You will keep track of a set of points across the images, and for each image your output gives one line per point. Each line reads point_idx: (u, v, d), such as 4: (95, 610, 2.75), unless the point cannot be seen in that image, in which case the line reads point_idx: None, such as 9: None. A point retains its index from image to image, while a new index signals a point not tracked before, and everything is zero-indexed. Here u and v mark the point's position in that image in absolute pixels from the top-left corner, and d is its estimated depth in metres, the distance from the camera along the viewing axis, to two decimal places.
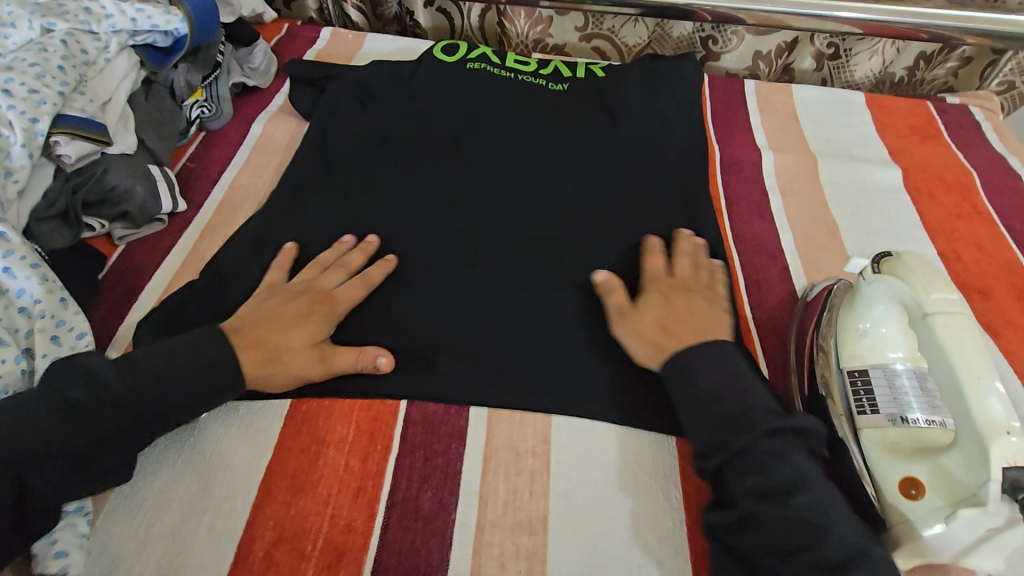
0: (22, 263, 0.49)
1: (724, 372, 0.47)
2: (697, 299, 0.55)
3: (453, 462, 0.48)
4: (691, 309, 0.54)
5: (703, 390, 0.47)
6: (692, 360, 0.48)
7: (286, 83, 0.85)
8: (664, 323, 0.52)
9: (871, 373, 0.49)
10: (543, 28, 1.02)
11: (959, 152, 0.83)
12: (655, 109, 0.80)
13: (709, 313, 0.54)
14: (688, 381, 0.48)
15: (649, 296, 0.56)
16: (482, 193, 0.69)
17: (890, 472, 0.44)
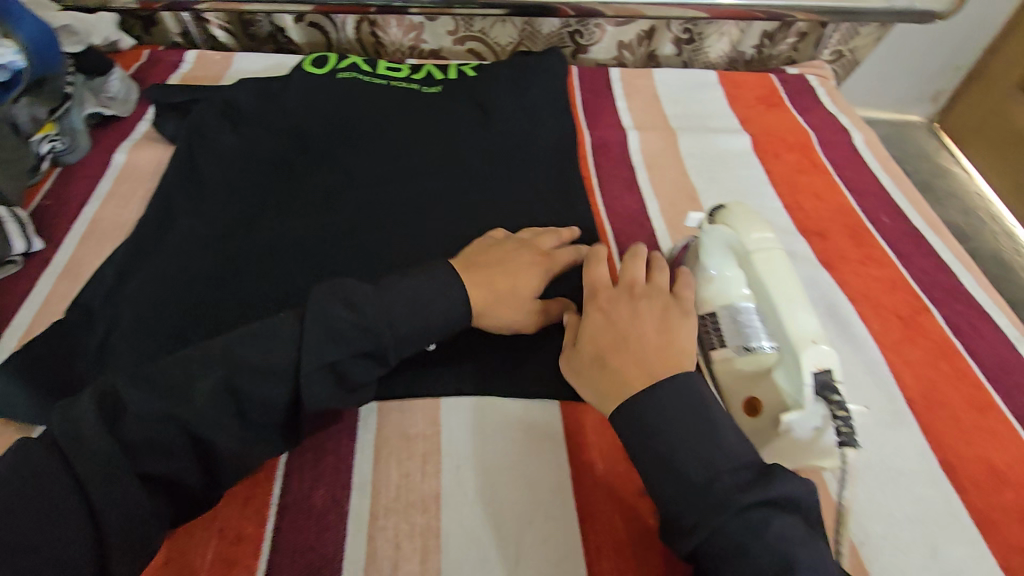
0: None
1: (682, 412, 0.43)
2: (639, 320, 0.48)
3: (344, 457, 0.49)
4: (642, 337, 0.47)
5: (659, 443, 0.42)
6: (644, 410, 0.43)
7: (151, 109, 0.82)
8: (616, 362, 0.46)
9: (719, 314, 0.52)
10: (416, 34, 1.04)
11: (798, 115, 0.93)
12: (524, 103, 0.85)
13: (664, 334, 0.47)
14: (647, 436, 0.43)
15: (590, 331, 0.49)
16: (359, 200, 0.71)
17: (737, 396, 0.50)
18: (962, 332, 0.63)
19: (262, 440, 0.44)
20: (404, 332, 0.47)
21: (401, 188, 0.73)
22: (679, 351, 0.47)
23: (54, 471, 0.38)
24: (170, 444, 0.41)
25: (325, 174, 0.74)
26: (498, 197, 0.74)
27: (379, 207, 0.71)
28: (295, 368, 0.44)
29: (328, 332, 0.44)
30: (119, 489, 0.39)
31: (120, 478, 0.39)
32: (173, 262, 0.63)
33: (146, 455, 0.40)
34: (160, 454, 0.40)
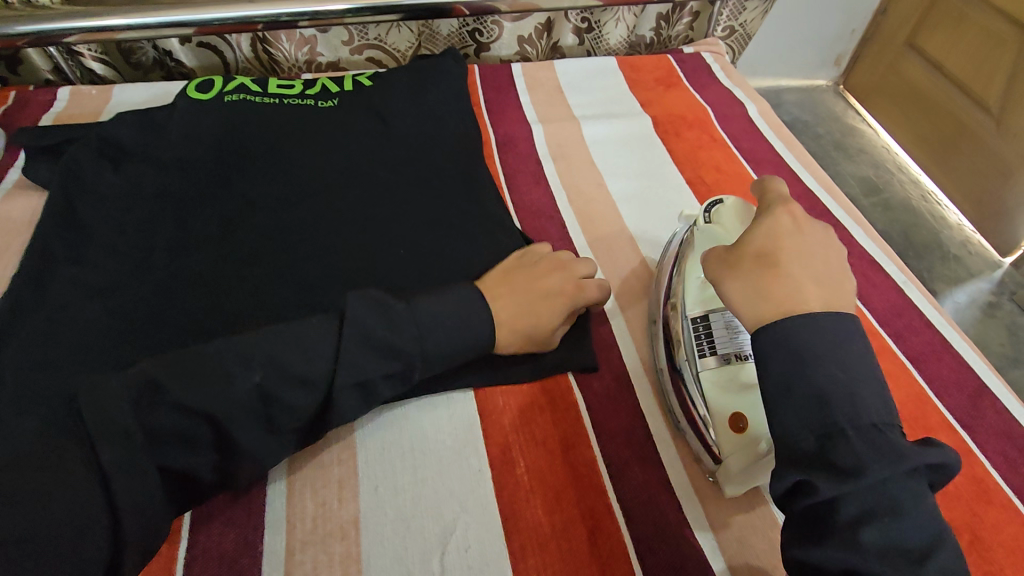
0: None
1: (837, 344, 0.39)
2: (802, 241, 0.44)
3: (255, 496, 0.47)
4: (808, 260, 0.43)
5: (827, 377, 0.38)
6: (798, 329, 0.40)
7: (22, 155, 0.77)
8: (780, 279, 0.42)
9: (710, 318, 0.52)
10: (311, 48, 1.02)
11: (695, 93, 0.96)
12: (425, 108, 0.84)
13: (824, 261, 0.44)
14: (802, 358, 0.39)
15: (761, 239, 0.45)
16: (261, 226, 0.69)
17: (727, 407, 0.49)
18: (856, 282, 0.66)
19: (280, 443, 0.44)
20: (431, 351, 0.49)
21: (303, 207, 0.71)
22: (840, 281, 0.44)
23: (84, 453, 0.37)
24: (195, 440, 0.40)
25: (220, 202, 0.71)
26: (405, 207, 0.73)
27: (284, 228, 0.69)
28: (327, 385, 0.45)
29: (365, 344, 0.45)
30: (144, 478, 0.38)
31: (148, 468, 0.38)
32: (57, 317, 0.59)
33: (174, 448, 0.40)
34: (184, 445, 0.40)
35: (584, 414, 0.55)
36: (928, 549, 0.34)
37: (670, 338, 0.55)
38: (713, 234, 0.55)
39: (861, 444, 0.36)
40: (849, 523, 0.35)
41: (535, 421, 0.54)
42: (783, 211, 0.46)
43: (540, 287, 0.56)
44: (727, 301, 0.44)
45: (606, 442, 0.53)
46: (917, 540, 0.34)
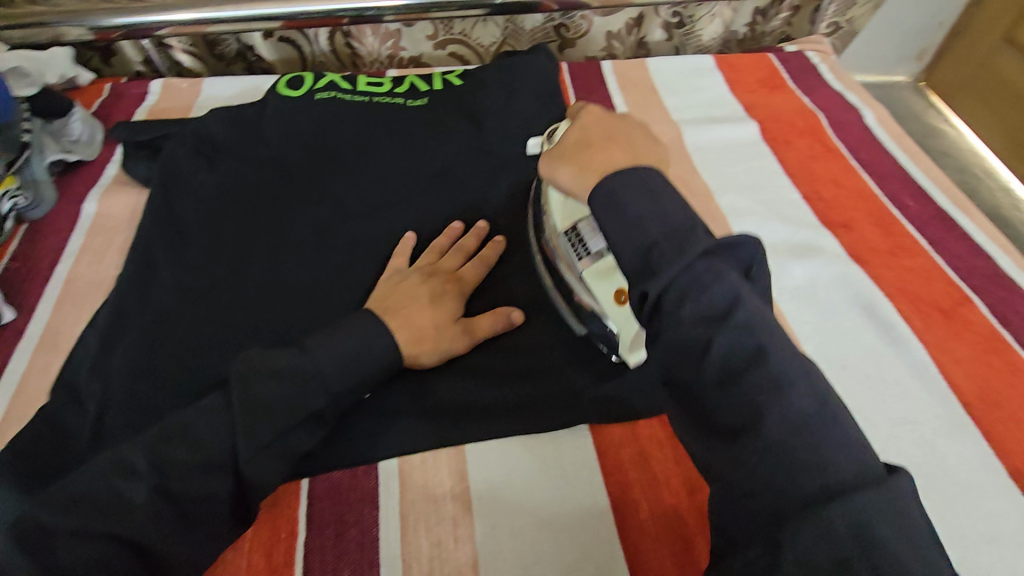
0: None
1: (643, 190, 0.43)
2: (602, 127, 0.52)
3: (368, 530, 0.45)
4: (609, 138, 0.50)
5: (638, 216, 0.42)
6: (619, 182, 0.44)
7: (119, 150, 0.77)
8: (591, 153, 0.49)
9: (579, 227, 0.54)
10: (394, 42, 0.99)
11: (804, 96, 0.88)
12: (517, 108, 0.79)
13: (618, 134, 0.51)
14: (619, 207, 0.43)
15: (571, 138, 0.52)
16: (354, 231, 0.67)
17: (606, 291, 0.52)
18: (1008, 321, 0.60)
19: (214, 537, 0.41)
20: (347, 398, 0.47)
21: (395, 213, 0.69)
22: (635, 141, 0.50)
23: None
24: (109, 559, 0.37)
25: (313, 205, 0.68)
26: (499, 214, 0.69)
27: (376, 234, 0.66)
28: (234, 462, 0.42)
29: (253, 410, 0.42)
30: None
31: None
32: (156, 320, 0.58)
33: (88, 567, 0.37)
34: (95, 568, 0.37)
35: None
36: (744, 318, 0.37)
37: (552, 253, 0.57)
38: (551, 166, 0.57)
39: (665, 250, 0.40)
40: (673, 311, 0.38)
41: (656, 460, 0.50)
42: (586, 115, 0.53)
43: (426, 296, 0.53)
44: (565, 187, 0.51)
45: None
46: (721, 305, 0.37)
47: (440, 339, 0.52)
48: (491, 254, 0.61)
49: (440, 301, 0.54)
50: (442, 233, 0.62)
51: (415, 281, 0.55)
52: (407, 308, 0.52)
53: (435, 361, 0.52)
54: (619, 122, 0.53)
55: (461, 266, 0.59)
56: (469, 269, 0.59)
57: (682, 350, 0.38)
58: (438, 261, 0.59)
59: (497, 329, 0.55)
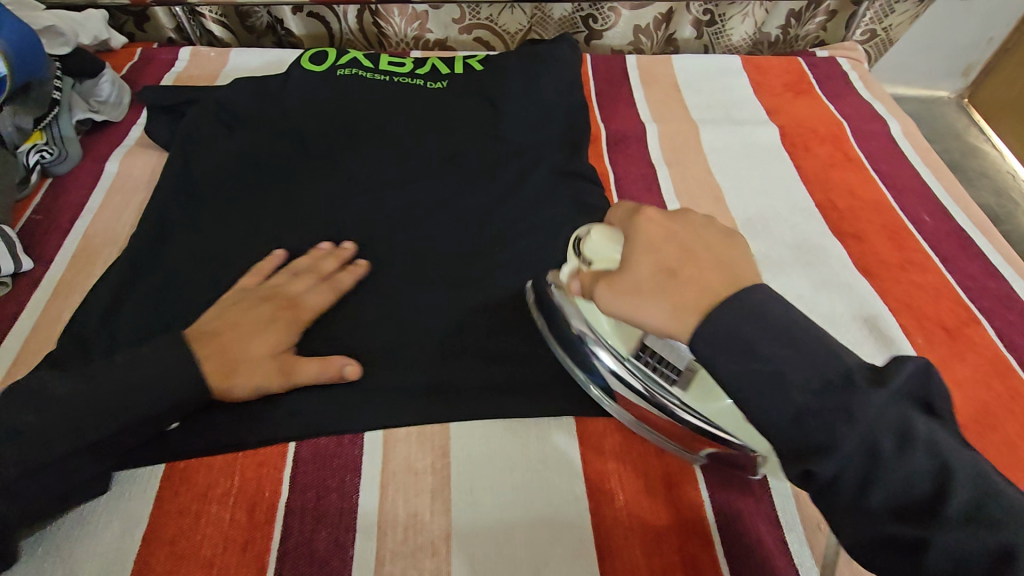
0: None
1: (754, 322, 0.35)
2: (668, 235, 0.40)
3: (348, 495, 0.46)
4: (704, 261, 0.38)
5: (766, 351, 0.34)
6: (718, 328, 0.35)
7: (144, 113, 0.79)
8: (688, 280, 0.37)
9: (645, 346, 0.47)
10: (421, 24, 0.99)
11: (829, 103, 0.86)
12: (535, 96, 0.79)
13: (717, 255, 0.39)
14: (747, 349, 0.34)
15: (649, 265, 0.39)
16: (362, 207, 0.67)
17: (713, 417, 0.45)
18: (1016, 345, 0.58)
19: None
20: None
21: (405, 192, 0.69)
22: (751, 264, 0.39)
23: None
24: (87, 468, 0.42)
25: (324, 179, 0.69)
26: (507, 199, 0.69)
27: (383, 212, 0.67)
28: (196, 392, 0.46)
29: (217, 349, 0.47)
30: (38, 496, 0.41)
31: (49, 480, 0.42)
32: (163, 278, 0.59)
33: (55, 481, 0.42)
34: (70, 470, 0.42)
35: (690, 450, 0.50)
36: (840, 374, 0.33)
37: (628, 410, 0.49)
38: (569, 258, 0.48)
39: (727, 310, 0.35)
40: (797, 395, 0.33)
41: (637, 451, 0.50)
42: (641, 218, 0.42)
43: (243, 326, 0.50)
44: (654, 324, 0.38)
45: (714, 485, 0.48)
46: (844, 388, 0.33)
47: (252, 372, 0.48)
48: (344, 282, 0.57)
49: (269, 333, 0.50)
50: (306, 255, 0.59)
51: (244, 308, 0.52)
52: (224, 339, 0.48)
53: (258, 392, 0.48)
54: (722, 243, 0.40)
55: (309, 292, 0.55)
56: (310, 298, 0.55)
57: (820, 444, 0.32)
58: (286, 284, 0.55)
59: (324, 377, 0.50)
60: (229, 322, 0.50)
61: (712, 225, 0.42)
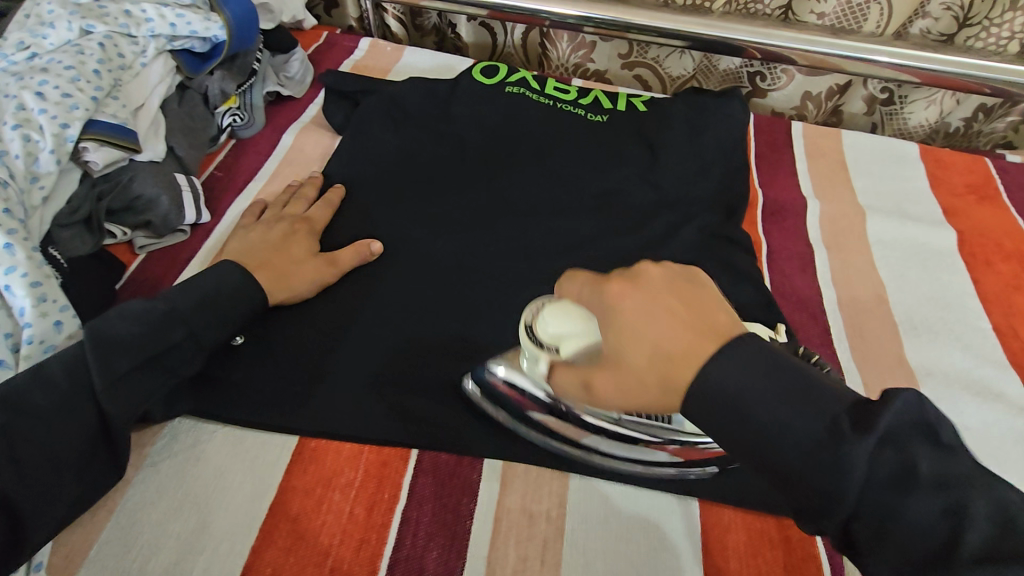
0: (22, 281, 0.48)
1: (778, 382, 0.35)
2: (641, 307, 0.39)
3: (462, 520, 0.46)
4: (688, 329, 0.37)
5: (765, 419, 0.35)
6: (721, 383, 0.36)
7: (322, 94, 0.84)
8: (686, 360, 0.37)
9: None
10: (585, 53, 1.00)
11: (1018, 215, 0.78)
12: (698, 147, 0.76)
13: (690, 312, 0.38)
14: (741, 416, 0.35)
15: (639, 351, 0.38)
16: (510, 226, 0.68)
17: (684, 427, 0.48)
18: None
19: None
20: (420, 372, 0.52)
21: (553, 221, 0.69)
22: (716, 300, 0.40)
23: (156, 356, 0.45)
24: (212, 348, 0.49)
25: (478, 192, 0.70)
26: (656, 248, 0.67)
27: (529, 236, 0.67)
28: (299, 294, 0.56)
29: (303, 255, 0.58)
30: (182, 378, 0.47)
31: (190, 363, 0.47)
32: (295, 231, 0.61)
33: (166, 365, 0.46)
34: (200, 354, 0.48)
35: (821, 572, 0.45)
36: (984, 540, 0.30)
37: (587, 445, 0.49)
38: (526, 347, 0.47)
39: (823, 464, 0.33)
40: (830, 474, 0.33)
41: (761, 556, 0.46)
42: (608, 295, 0.40)
43: (271, 241, 0.59)
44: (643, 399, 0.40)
45: None
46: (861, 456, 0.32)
47: (303, 274, 0.56)
48: (334, 197, 0.67)
49: (294, 240, 0.60)
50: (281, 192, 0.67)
51: (263, 232, 0.61)
52: (266, 256, 0.57)
53: (309, 291, 0.56)
54: (687, 289, 0.40)
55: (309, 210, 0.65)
56: (315, 211, 0.65)
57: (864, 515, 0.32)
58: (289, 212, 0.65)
59: (358, 260, 0.60)
60: (254, 249, 0.58)
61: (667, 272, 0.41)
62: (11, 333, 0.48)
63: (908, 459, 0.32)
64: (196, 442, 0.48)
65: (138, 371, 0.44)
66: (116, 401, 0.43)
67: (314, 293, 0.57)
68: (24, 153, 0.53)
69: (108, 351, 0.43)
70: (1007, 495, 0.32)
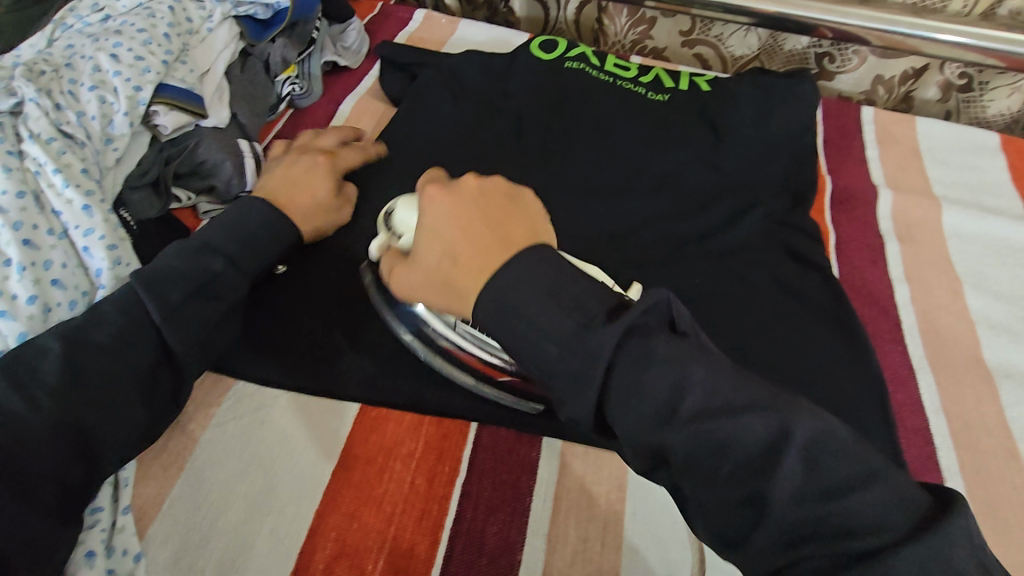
0: (100, 243, 0.49)
1: (540, 284, 0.39)
2: (444, 208, 0.44)
3: (522, 497, 0.46)
4: (477, 234, 0.42)
5: (535, 317, 0.38)
6: (505, 288, 0.39)
7: (377, 65, 0.83)
8: (465, 264, 0.42)
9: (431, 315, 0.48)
10: (644, 29, 0.96)
11: None
12: (765, 129, 0.73)
13: (489, 220, 0.43)
14: (512, 313, 0.39)
15: (432, 246, 0.43)
16: (568, 205, 0.66)
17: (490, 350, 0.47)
18: None
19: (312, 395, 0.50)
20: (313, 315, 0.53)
21: (612, 202, 0.67)
22: (523, 211, 0.45)
23: (201, 280, 0.46)
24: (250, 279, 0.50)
25: (535, 169, 0.69)
26: (718, 232, 0.65)
27: (586, 216, 0.65)
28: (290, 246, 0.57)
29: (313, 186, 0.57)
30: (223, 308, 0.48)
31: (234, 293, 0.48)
32: (355, 202, 0.61)
33: (212, 291, 0.47)
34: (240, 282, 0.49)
35: None
36: (696, 406, 0.35)
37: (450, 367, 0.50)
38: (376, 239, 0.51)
39: (636, 399, 0.36)
40: (634, 397, 0.36)
41: None
42: (424, 193, 0.45)
43: (282, 168, 0.57)
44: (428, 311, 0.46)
45: None
46: (663, 391, 0.36)
47: (321, 208, 0.56)
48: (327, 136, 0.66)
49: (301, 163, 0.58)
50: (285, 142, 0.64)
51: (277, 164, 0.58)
52: (275, 191, 0.55)
53: (321, 224, 0.56)
54: (501, 207, 0.45)
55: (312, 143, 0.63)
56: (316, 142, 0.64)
57: (660, 436, 0.36)
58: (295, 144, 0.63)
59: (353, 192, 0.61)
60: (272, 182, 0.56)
61: (485, 188, 0.45)
62: (88, 292, 0.49)
63: (648, 345, 0.37)
64: (261, 405, 0.49)
65: (177, 291, 0.45)
66: (172, 330, 0.44)
67: (328, 227, 0.57)
68: (99, 114, 0.54)
69: (158, 284, 0.44)
70: (719, 368, 0.37)
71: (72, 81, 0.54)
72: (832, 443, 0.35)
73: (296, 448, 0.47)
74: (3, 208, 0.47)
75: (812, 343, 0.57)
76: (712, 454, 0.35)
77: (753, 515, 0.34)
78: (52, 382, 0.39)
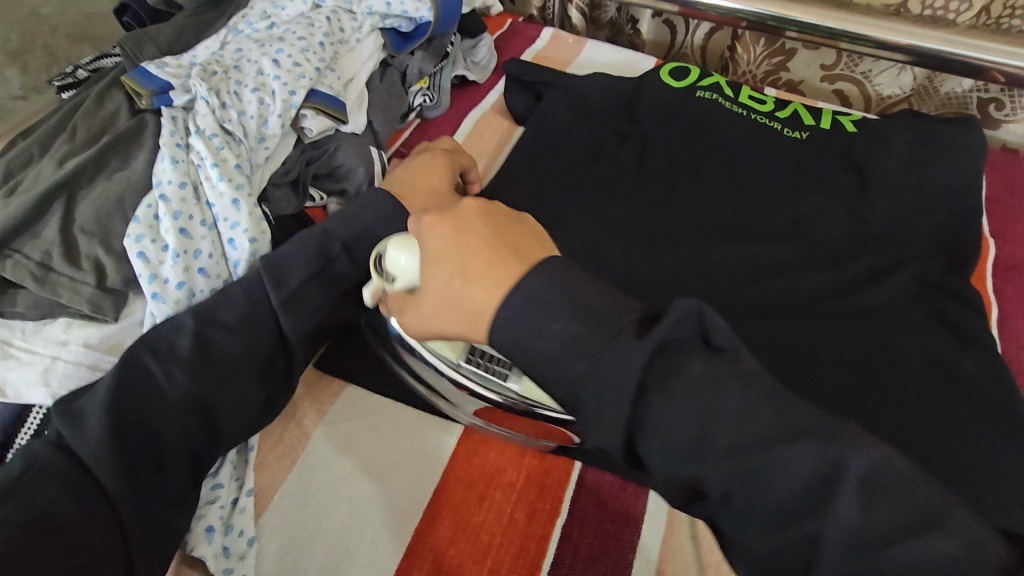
0: (242, 236, 0.52)
1: (552, 300, 0.36)
2: (449, 236, 0.41)
3: (623, 552, 0.43)
4: (485, 253, 0.40)
5: (555, 333, 0.36)
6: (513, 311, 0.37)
7: (502, 81, 0.84)
8: (474, 283, 0.39)
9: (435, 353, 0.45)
10: (779, 60, 0.91)
11: None
12: (920, 180, 0.66)
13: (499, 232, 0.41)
14: (531, 337, 0.36)
15: (437, 272, 0.41)
16: (690, 243, 0.63)
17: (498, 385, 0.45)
18: None
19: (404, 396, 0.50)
20: None
21: (738, 243, 0.63)
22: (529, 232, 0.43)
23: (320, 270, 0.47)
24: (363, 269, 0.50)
25: (656, 201, 0.66)
26: (855, 291, 0.59)
27: (708, 256, 0.62)
28: None
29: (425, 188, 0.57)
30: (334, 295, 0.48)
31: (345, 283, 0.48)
32: None
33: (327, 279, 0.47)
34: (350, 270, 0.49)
35: None
36: (734, 440, 0.33)
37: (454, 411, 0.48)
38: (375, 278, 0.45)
39: (676, 425, 0.33)
40: (692, 438, 0.33)
41: None
42: (421, 220, 0.42)
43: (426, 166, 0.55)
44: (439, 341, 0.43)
45: None
46: (694, 431, 0.33)
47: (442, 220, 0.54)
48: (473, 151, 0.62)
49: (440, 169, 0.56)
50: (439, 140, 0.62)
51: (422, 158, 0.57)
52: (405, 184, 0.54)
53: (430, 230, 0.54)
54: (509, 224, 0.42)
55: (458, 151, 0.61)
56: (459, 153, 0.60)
57: (689, 463, 0.33)
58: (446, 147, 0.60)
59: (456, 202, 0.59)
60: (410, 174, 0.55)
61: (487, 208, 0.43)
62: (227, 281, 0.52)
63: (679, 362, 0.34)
64: (370, 411, 0.50)
65: (308, 288, 0.46)
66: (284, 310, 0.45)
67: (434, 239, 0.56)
68: (257, 114, 0.57)
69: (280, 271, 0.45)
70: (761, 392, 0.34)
71: (237, 82, 0.58)
72: (880, 484, 0.32)
73: (400, 461, 0.47)
74: (169, 197, 0.51)
75: (962, 430, 0.50)
76: (751, 486, 0.32)
77: (799, 547, 0.32)
78: (195, 364, 0.42)
